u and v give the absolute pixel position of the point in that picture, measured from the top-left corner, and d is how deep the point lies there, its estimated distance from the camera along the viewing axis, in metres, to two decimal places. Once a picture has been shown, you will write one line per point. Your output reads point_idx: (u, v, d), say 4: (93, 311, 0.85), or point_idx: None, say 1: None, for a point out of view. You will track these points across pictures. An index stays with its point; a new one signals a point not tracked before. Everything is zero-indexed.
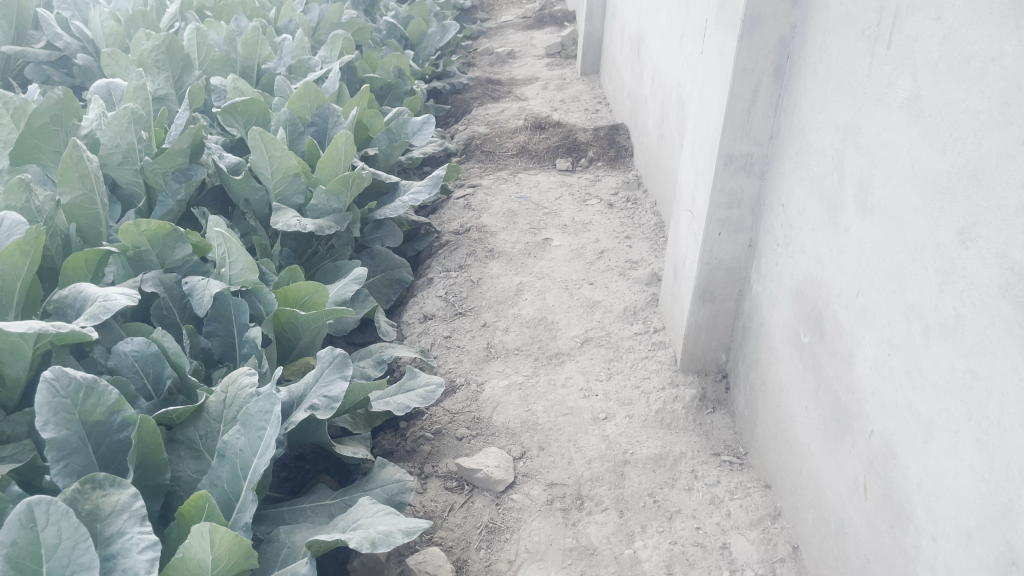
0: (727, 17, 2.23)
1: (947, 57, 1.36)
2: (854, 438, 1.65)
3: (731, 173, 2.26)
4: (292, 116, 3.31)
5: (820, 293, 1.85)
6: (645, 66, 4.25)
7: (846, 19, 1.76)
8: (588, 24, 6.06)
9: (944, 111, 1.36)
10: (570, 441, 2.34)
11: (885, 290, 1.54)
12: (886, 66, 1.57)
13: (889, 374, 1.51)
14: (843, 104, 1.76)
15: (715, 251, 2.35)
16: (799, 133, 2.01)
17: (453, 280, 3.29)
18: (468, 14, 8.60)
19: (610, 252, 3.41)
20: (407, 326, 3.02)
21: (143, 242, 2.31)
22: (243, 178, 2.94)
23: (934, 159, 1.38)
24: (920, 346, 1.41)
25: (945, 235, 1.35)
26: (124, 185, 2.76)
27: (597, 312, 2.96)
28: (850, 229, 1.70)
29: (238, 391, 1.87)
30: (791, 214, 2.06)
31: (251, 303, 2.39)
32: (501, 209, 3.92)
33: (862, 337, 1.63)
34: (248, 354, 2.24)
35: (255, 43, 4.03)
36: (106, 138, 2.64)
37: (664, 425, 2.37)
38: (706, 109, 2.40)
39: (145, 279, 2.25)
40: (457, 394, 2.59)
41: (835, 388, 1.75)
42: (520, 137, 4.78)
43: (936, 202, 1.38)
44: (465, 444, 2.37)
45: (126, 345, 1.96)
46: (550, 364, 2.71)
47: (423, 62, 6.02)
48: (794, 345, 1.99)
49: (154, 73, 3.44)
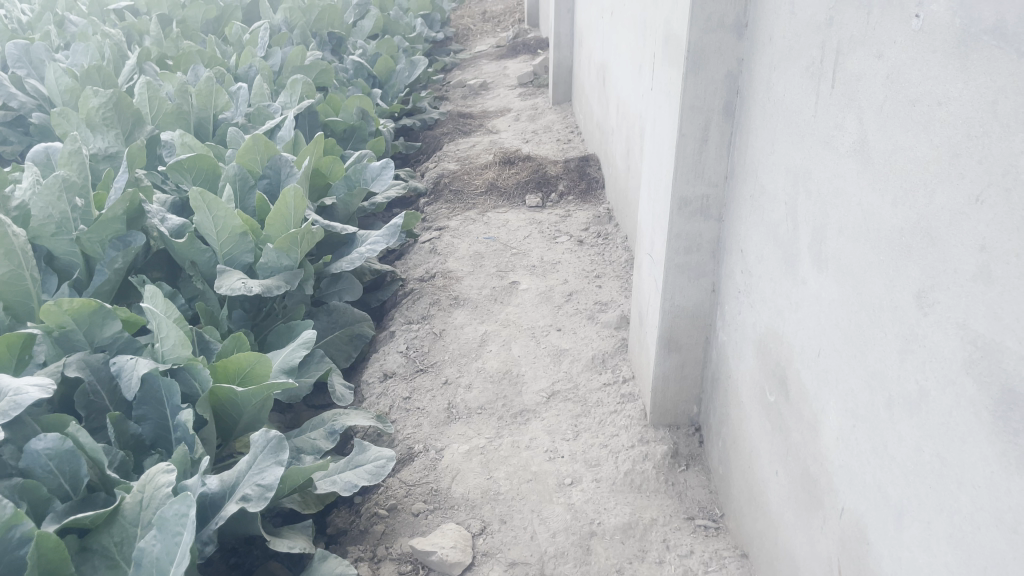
0: (671, 53, 2.10)
1: (892, 99, 1.23)
2: (825, 514, 1.49)
3: (687, 217, 2.11)
4: (241, 170, 3.15)
5: (783, 349, 1.70)
6: (610, 96, 4.13)
7: (790, 55, 1.63)
8: (557, 52, 5.96)
9: (892, 159, 1.23)
10: (533, 511, 2.18)
11: (846, 353, 1.39)
12: (831, 107, 1.44)
13: (856, 448, 1.36)
14: (792, 146, 1.63)
15: (677, 298, 2.20)
16: (753, 174, 1.88)
17: (416, 333, 3.14)
18: (442, 47, 8.50)
19: (578, 293, 3.26)
20: (366, 386, 2.87)
21: (68, 321, 2.15)
22: (187, 241, 2.76)
23: (886, 213, 1.24)
24: (885, 421, 1.26)
25: (902, 297, 1.20)
26: (60, 256, 2.58)
27: (564, 361, 2.81)
28: (807, 282, 1.56)
29: (155, 490, 1.72)
30: (749, 260, 1.91)
31: (185, 380, 2.22)
32: (467, 252, 3.77)
33: (827, 402, 1.47)
34: (181, 439, 2.09)
35: (210, 93, 3.77)
36: (37, 208, 2.47)
37: (634, 488, 2.21)
38: (659, 148, 2.26)
39: (67, 363, 2.10)
40: (414, 463, 2.43)
41: (803, 455, 1.59)
42: (490, 174, 4.64)
43: (891, 260, 1.23)
44: (422, 520, 2.21)
45: (39, 442, 1.80)
46: (514, 424, 2.54)
47: (392, 99, 5.89)
48: (760, 404, 1.84)
49: (103, 131, 3.22)
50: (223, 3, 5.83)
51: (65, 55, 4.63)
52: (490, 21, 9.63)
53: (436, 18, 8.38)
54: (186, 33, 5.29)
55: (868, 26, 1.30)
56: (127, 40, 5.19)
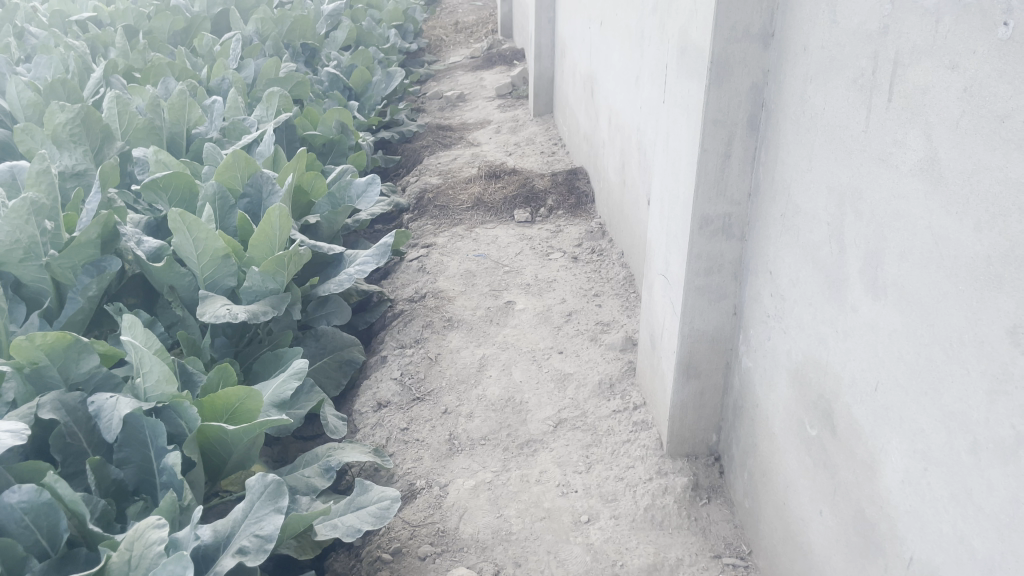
0: (690, 64, 1.99)
1: (971, 114, 1.13)
2: (887, 562, 1.38)
3: (708, 237, 2.00)
4: (221, 189, 2.92)
5: (825, 380, 1.59)
6: (600, 108, 4.02)
7: (833, 65, 1.52)
8: (538, 64, 5.85)
9: (973, 180, 1.13)
10: (549, 553, 2.04)
11: (912, 390, 1.28)
12: (888, 122, 1.33)
13: (927, 494, 1.25)
14: (836, 163, 1.52)
15: (697, 322, 2.08)
16: (784, 192, 1.77)
17: (409, 359, 2.99)
18: (415, 58, 8.35)
19: (578, 313, 3.14)
20: (359, 416, 2.71)
21: (40, 357, 1.96)
22: (165, 266, 2.55)
23: (966, 239, 1.14)
24: (969, 467, 1.16)
25: (990, 332, 1.11)
26: (29, 283, 2.39)
27: (569, 387, 2.68)
28: (859, 310, 1.44)
29: (146, 549, 1.54)
30: (781, 282, 1.80)
31: (171, 419, 2.05)
32: (458, 271, 3.63)
33: (887, 441, 1.36)
34: (167, 484, 1.92)
35: (182, 107, 3.55)
36: (2, 233, 2.25)
37: (655, 525, 2.08)
38: (673, 163, 2.14)
39: (41, 404, 1.91)
40: (417, 501, 2.28)
41: (856, 496, 1.48)
42: (475, 187, 4.50)
43: (975, 291, 1.13)
44: (430, 565, 2.06)
45: (12, 494, 1.62)
46: (521, 456, 2.40)
47: (369, 112, 5.69)
48: (799, 437, 1.72)
49: (69, 148, 2.94)
50: (191, 13, 5.60)
51: (25, 68, 4.37)
52: (463, 32, 9.51)
53: (409, 29, 8.22)
54: (153, 45, 5.06)
55: (936, 35, 1.20)
56: (91, 52, 4.95)
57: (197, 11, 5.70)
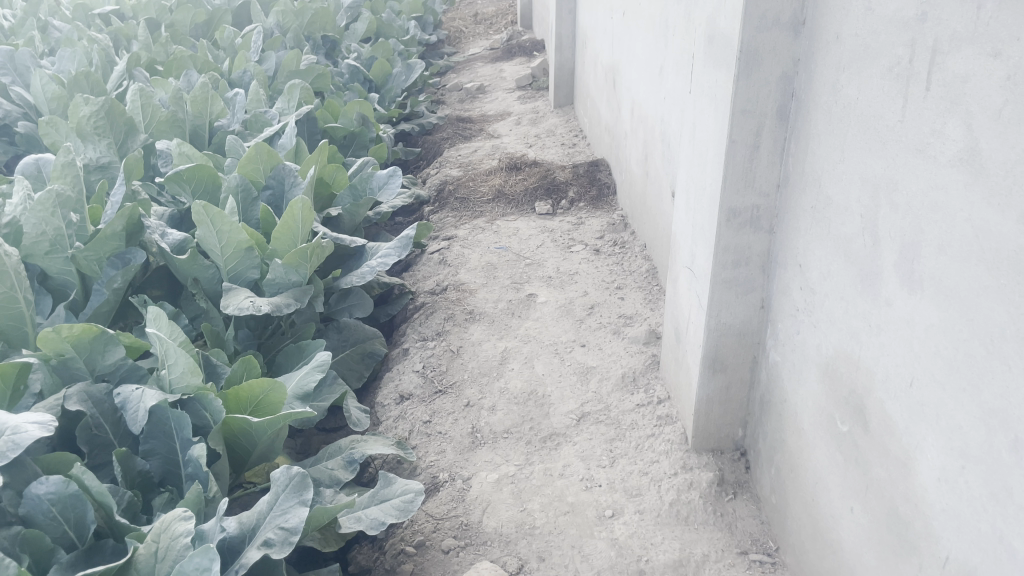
0: (719, 53, 1.95)
1: (1015, 103, 1.10)
2: (921, 562, 1.36)
3: (736, 229, 1.97)
4: (244, 181, 2.91)
5: (857, 376, 1.56)
6: (623, 99, 3.99)
7: (867, 53, 1.49)
8: (558, 55, 5.82)
9: (1016, 170, 1.10)
10: (573, 547, 2.03)
11: (950, 386, 1.25)
12: (926, 111, 1.29)
13: (965, 492, 1.23)
14: (870, 154, 1.49)
15: (723, 315, 2.05)
16: (814, 183, 1.74)
17: (431, 351, 2.98)
18: (435, 50, 8.32)
19: (600, 306, 3.12)
20: (382, 409, 2.71)
21: (67, 348, 1.96)
22: (189, 258, 2.55)
23: (1008, 230, 1.11)
24: (1010, 466, 1.13)
25: None
26: (55, 275, 2.37)
27: (592, 380, 2.66)
28: (893, 304, 1.41)
29: (172, 540, 1.54)
30: (811, 275, 1.77)
31: (195, 411, 2.03)
32: (479, 263, 3.61)
33: (922, 438, 1.33)
34: (193, 476, 1.92)
35: (205, 98, 3.54)
36: (29, 225, 2.25)
37: (679, 520, 2.07)
38: (700, 155, 2.11)
39: (69, 396, 1.91)
40: (440, 494, 2.27)
41: (889, 493, 1.45)
42: (496, 179, 4.48)
43: (1018, 285, 1.10)
44: (453, 559, 2.05)
45: (40, 486, 1.62)
46: (544, 449, 2.39)
47: (389, 104, 5.67)
48: (829, 433, 1.69)
49: (94, 141, 2.94)
50: (212, 7, 5.59)
51: (49, 62, 4.37)
52: (482, 24, 9.47)
53: (429, 21, 8.19)
54: (175, 37, 5.07)
55: (978, 22, 1.16)
56: (114, 45, 4.97)
57: (217, 5, 5.69)
